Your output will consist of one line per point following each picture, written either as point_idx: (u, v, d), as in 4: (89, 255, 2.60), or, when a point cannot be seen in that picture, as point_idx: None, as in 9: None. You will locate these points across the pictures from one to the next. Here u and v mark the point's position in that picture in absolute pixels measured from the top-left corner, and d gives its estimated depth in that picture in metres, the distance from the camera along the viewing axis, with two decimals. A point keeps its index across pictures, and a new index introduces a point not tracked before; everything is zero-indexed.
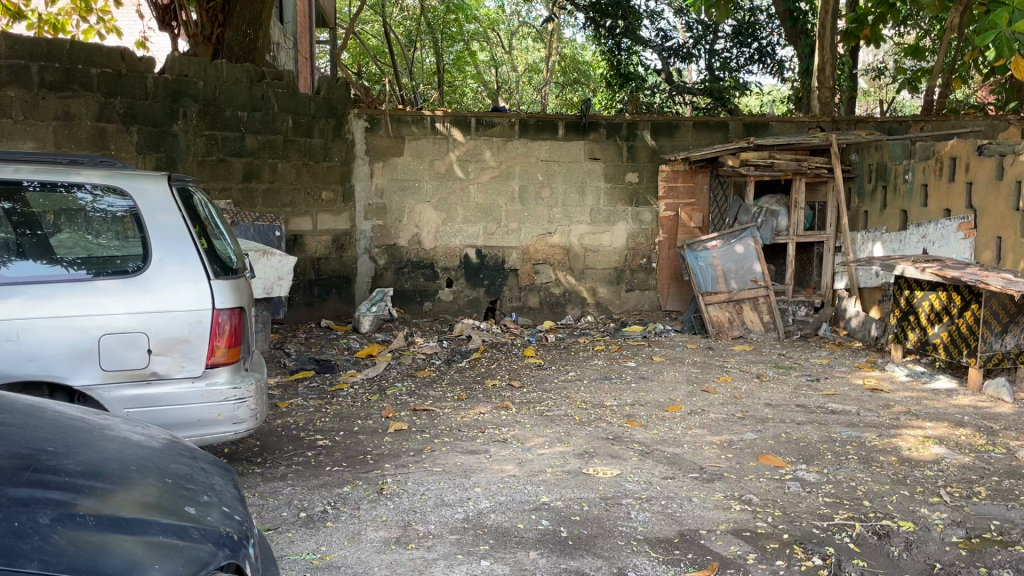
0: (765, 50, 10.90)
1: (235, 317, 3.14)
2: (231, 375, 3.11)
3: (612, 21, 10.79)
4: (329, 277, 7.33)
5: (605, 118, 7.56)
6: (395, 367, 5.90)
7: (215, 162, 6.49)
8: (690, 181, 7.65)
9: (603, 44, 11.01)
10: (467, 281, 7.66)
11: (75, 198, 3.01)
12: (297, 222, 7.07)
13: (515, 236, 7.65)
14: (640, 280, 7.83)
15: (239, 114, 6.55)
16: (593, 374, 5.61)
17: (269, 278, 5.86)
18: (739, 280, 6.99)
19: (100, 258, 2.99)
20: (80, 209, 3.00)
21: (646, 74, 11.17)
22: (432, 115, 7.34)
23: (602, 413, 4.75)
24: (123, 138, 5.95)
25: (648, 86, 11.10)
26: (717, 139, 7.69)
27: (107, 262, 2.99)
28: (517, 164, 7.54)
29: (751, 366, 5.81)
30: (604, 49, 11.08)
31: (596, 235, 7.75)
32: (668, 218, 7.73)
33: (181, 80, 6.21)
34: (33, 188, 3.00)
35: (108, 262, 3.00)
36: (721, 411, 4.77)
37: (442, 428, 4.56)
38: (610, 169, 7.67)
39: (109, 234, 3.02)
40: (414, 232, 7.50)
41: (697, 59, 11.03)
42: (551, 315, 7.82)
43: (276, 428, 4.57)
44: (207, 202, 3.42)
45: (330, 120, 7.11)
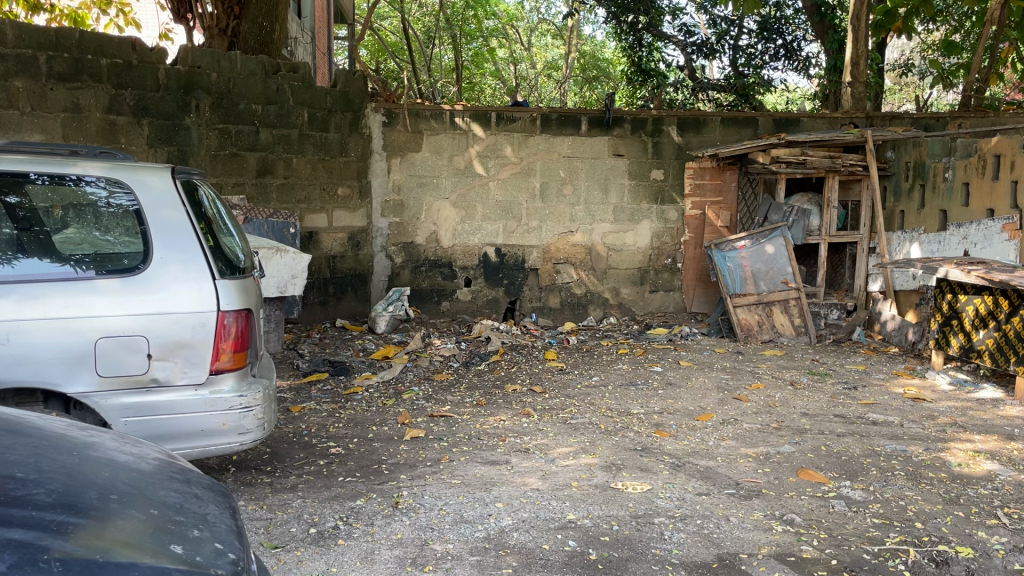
0: (791, 46, 10.58)
1: (243, 319, 2.94)
2: (237, 382, 2.90)
3: (634, 16, 10.46)
4: (345, 275, 7.13)
5: (630, 113, 7.31)
6: (411, 369, 5.68)
7: (229, 156, 6.30)
8: (718, 179, 7.39)
9: (624, 40, 10.71)
10: (486, 280, 7.44)
11: (85, 193, 2.80)
12: (312, 218, 6.87)
13: (536, 235, 7.42)
14: (665, 280, 7.58)
15: (253, 107, 6.35)
16: (619, 380, 5.37)
17: (282, 276, 5.65)
18: (769, 281, 6.73)
19: (104, 256, 2.79)
20: (90, 204, 2.80)
21: (668, 71, 10.92)
22: (452, 109, 7.12)
23: (629, 421, 4.51)
24: (133, 130, 5.76)
25: (670, 83, 10.87)
26: (746, 135, 7.42)
27: (112, 261, 2.80)
28: (538, 160, 7.30)
29: (784, 372, 5.55)
30: (625, 46, 10.79)
31: (619, 234, 7.50)
32: (694, 217, 7.47)
33: (194, 72, 6.01)
34: (40, 182, 2.79)
35: (113, 260, 2.80)
36: (755, 421, 4.51)
37: (461, 436, 4.33)
38: (635, 166, 7.41)
39: (119, 230, 2.83)
40: (432, 230, 7.28)
41: (721, 56, 10.73)
42: (572, 316, 7.58)
43: (287, 434, 4.37)
44: (214, 197, 3.21)
45: (346, 114, 6.92)
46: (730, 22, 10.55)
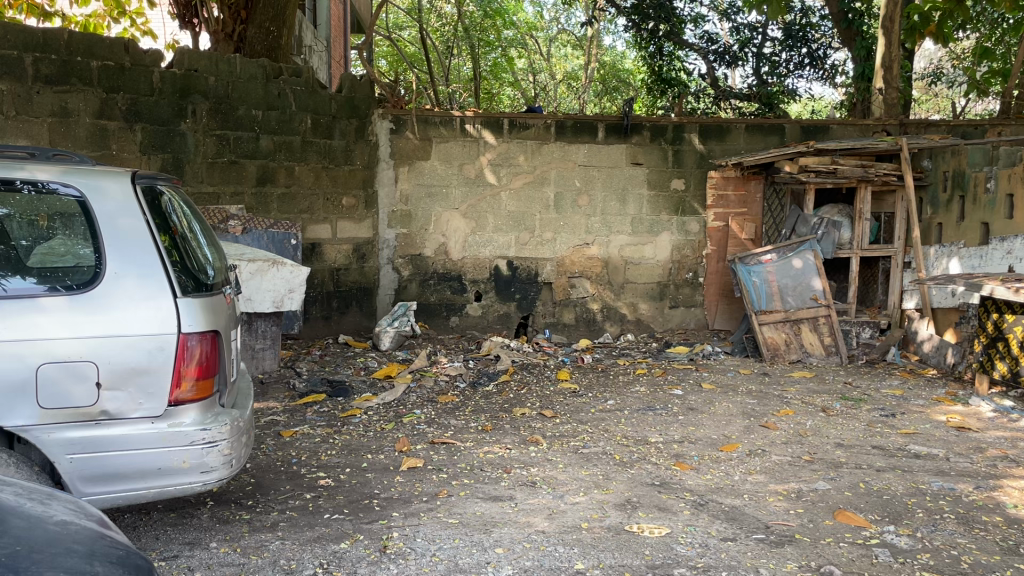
0: (817, 54, 10.19)
1: (209, 342, 2.61)
2: (201, 414, 2.56)
3: (655, 24, 10.08)
4: (349, 289, 6.81)
5: (649, 120, 6.95)
6: (415, 391, 5.33)
7: (227, 164, 6.00)
8: (742, 189, 7.01)
9: (644, 48, 10.35)
10: (497, 295, 7.09)
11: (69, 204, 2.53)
12: (315, 229, 6.56)
13: (550, 247, 7.07)
14: (686, 295, 7.19)
15: (253, 113, 6.07)
16: (636, 404, 4.99)
17: (278, 290, 5.29)
18: (797, 297, 6.34)
19: (69, 268, 2.49)
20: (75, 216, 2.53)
21: (689, 80, 10.57)
22: (462, 115, 6.80)
23: (647, 451, 4.14)
24: (125, 136, 5.48)
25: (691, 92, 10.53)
26: (772, 144, 7.05)
27: (79, 271, 2.49)
28: (553, 169, 6.96)
29: (815, 397, 5.14)
30: (645, 55, 10.43)
31: (637, 247, 7.13)
32: (716, 229, 7.09)
33: (190, 76, 5.74)
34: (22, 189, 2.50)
35: (80, 270, 2.50)
36: (786, 453, 4.12)
37: (462, 466, 3.98)
38: (654, 175, 7.05)
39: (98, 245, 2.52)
40: (441, 241, 6.95)
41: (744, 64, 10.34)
42: (588, 333, 7.20)
43: (275, 463, 4.03)
44: (181, 206, 2.89)
45: (352, 121, 6.66)
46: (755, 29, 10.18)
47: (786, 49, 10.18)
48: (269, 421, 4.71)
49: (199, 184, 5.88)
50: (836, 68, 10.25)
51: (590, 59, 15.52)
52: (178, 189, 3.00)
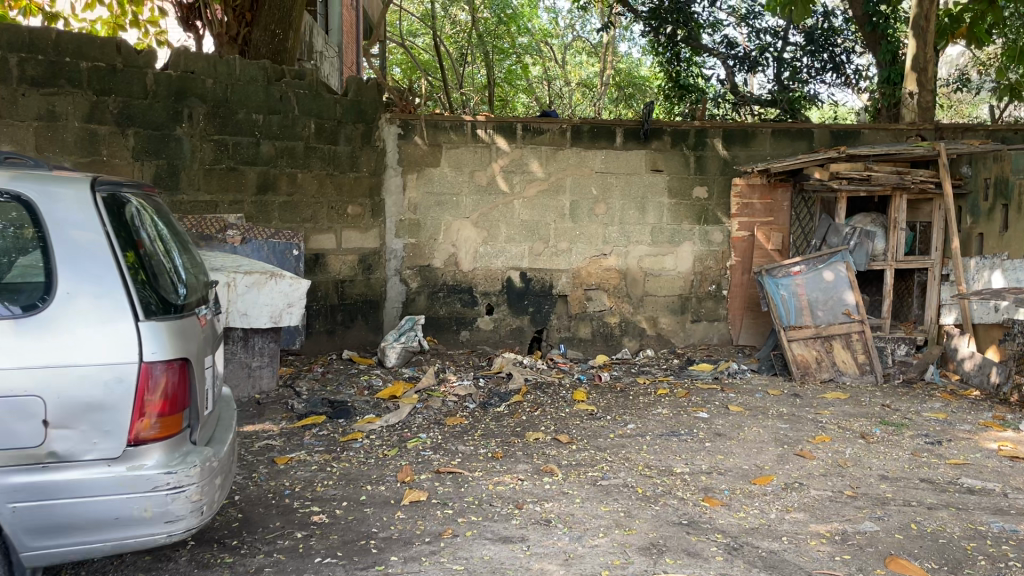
0: (839, 59, 9.79)
1: (179, 373, 2.28)
2: (166, 455, 2.23)
3: (672, 28, 9.73)
4: (355, 302, 6.49)
5: (670, 124, 6.60)
6: (421, 412, 4.99)
7: (225, 171, 5.70)
8: (769, 197, 6.65)
9: (662, 53, 10.01)
10: (510, 308, 6.75)
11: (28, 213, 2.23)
12: (319, 239, 6.24)
13: (565, 258, 6.72)
14: (709, 309, 6.83)
15: (254, 117, 5.77)
16: (658, 429, 4.62)
17: (276, 305, 4.95)
18: (828, 311, 5.96)
19: (20, 284, 2.18)
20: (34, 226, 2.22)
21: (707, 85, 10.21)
22: (473, 120, 6.48)
23: (672, 484, 3.78)
24: (117, 141, 5.20)
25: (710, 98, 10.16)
26: (800, 149, 6.69)
27: (30, 290, 2.18)
28: (568, 176, 6.62)
29: (852, 422, 4.76)
30: (663, 60, 10.07)
31: (657, 258, 6.77)
32: (741, 239, 6.73)
33: (187, 78, 5.45)
34: None
35: (31, 288, 2.18)
36: (826, 488, 3.74)
37: (469, 500, 3.63)
38: (675, 182, 6.70)
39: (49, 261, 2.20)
40: (451, 252, 6.63)
41: (765, 70, 9.91)
42: (605, 348, 6.85)
43: (266, 495, 3.70)
44: (149, 217, 2.56)
45: (358, 126, 6.33)
46: (775, 34, 9.79)
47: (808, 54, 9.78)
48: (263, 446, 4.38)
49: (196, 192, 5.59)
50: (859, 73, 9.81)
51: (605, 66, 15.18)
52: (147, 199, 2.68)
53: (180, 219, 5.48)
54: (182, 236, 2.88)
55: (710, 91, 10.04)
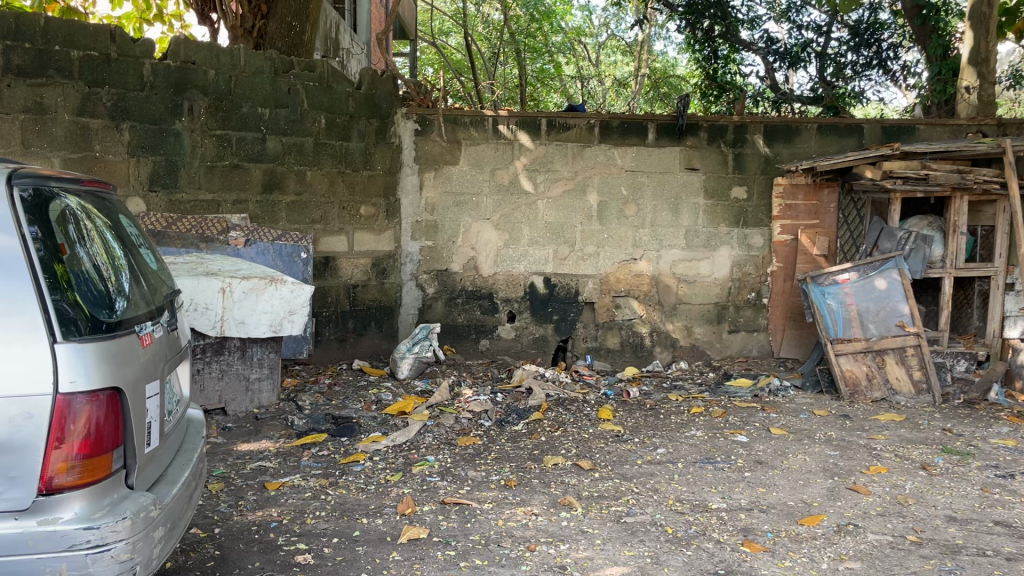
0: (885, 53, 9.14)
1: (107, 407, 1.88)
2: (90, 506, 1.84)
3: (709, 23, 9.19)
4: (368, 308, 6.11)
5: (706, 119, 6.13)
6: (432, 430, 4.58)
7: (229, 168, 5.35)
8: (813, 198, 6.16)
9: (698, 50, 9.48)
10: (533, 315, 6.32)
11: None
12: (329, 241, 5.86)
13: (592, 262, 6.27)
14: (747, 318, 6.35)
15: (259, 111, 5.41)
16: (691, 455, 4.16)
17: (277, 312, 4.55)
18: (881, 324, 5.46)
19: None
20: None
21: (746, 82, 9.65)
22: (494, 115, 6.06)
23: (708, 523, 3.32)
24: (111, 136, 4.87)
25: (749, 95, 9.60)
26: (848, 147, 6.20)
27: None
28: (596, 174, 6.17)
29: (910, 451, 4.26)
30: (699, 57, 9.55)
31: (692, 263, 6.30)
32: (783, 243, 6.26)
33: (187, 68, 5.11)
34: None
35: None
36: (886, 532, 3.26)
37: (475, 539, 3.20)
38: (712, 182, 6.22)
39: None
40: (470, 255, 6.21)
41: (806, 66, 9.33)
42: (635, 360, 6.38)
43: (249, 527, 3.31)
44: (84, 219, 2.18)
45: (372, 121, 5.96)
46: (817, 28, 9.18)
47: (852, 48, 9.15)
48: (255, 469, 4.00)
49: (197, 190, 5.24)
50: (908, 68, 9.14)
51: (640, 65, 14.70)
52: (85, 199, 2.30)
53: (178, 220, 5.09)
54: (131, 241, 2.49)
55: (749, 89, 9.45)
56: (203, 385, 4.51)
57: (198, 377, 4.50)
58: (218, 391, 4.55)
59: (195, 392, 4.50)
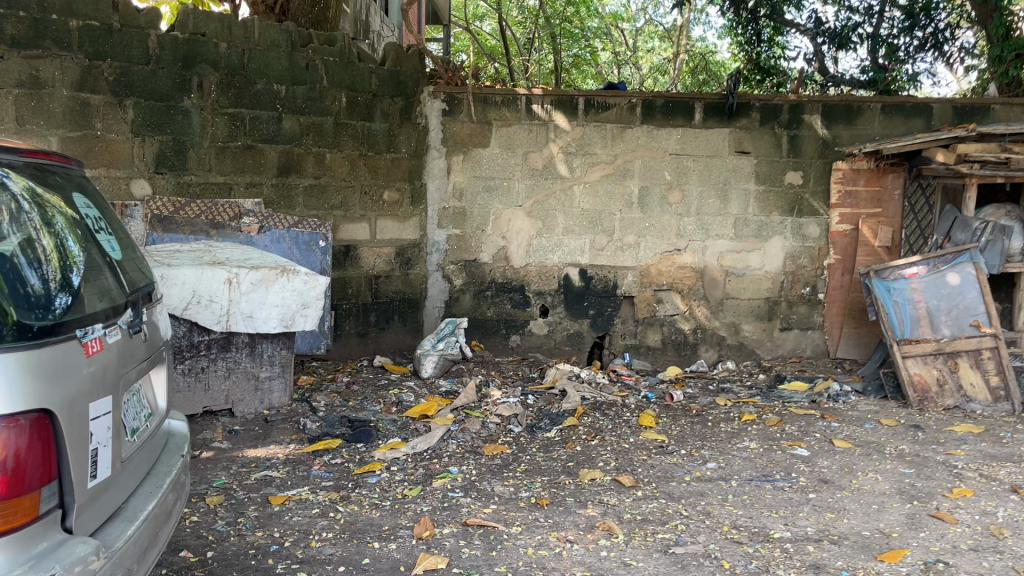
0: (941, 35, 7.91)
1: (31, 436, 1.50)
2: (12, 560, 1.44)
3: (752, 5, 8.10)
4: (390, 301, 5.72)
5: (759, 97, 5.62)
6: (456, 437, 4.17)
7: (242, 150, 4.97)
8: (876, 184, 5.66)
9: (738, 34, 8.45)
10: (567, 310, 5.88)
11: None
12: (350, 229, 5.47)
13: (632, 253, 5.80)
14: (802, 315, 5.85)
15: (274, 88, 5.03)
16: (746, 471, 3.69)
17: (289, 306, 4.17)
18: (953, 324, 4.92)
19: None
20: None
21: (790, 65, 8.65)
22: (528, 93, 5.60)
23: (772, 557, 2.86)
24: (113, 113, 4.52)
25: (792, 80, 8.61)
26: (915, 128, 5.65)
27: None
28: (637, 158, 5.70)
29: (997, 469, 3.75)
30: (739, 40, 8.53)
31: (741, 255, 5.80)
32: (842, 234, 5.75)
33: (196, 41, 4.73)
34: None
35: None
36: (982, 571, 2.77)
37: (500, 570, 2.78)
38: (764, 166, 5.72)
39: None
40: (500, 245, 5.78)
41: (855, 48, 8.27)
42: (677, 359, 5.92)
43: (246, 551, 2.92)
44: (17, 199, 1.77)
45: (396, 100, 5.53)
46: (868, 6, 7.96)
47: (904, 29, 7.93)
48: (260, 479, 3.63)
49: (207, 172, 4.86)
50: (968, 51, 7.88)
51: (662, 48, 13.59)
52: (26, 175, 1.89)
53: (187, 205, 4.77)
54: (90, 226, 2.08)
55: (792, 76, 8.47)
56: (208, 383, 4.10)
57: (203, 374, 4.08)
58: (224, 390, 4.16)
59: (199, 391, 4.09)
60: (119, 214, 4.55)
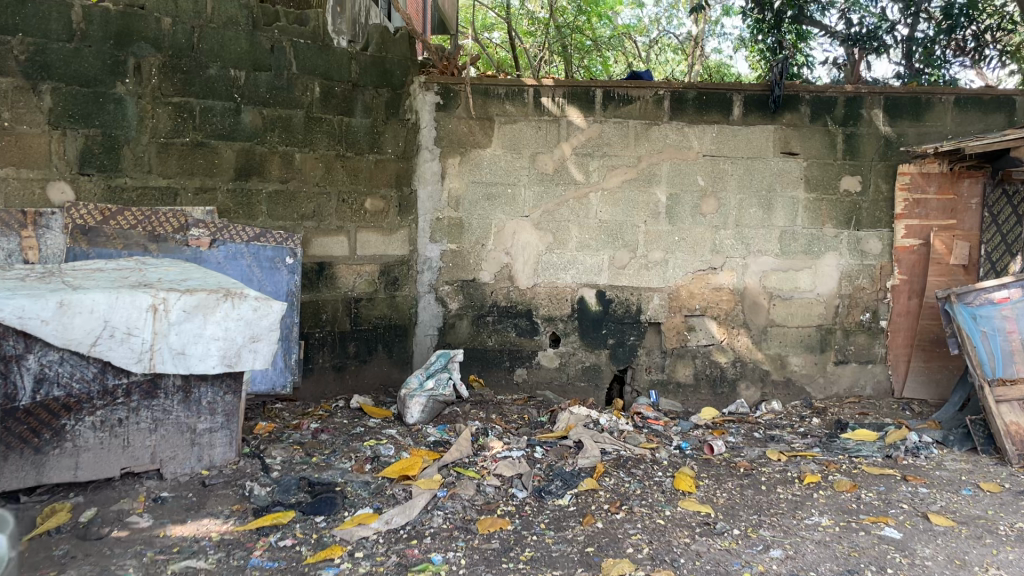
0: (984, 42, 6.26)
1: None
2: None
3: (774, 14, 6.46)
4: (373, 328, 4.85)
5: (810, 89, 4.73)
6: (443, 507, 3.28)
7: (190, 147, 4.12)
8: (949, 192, 4.75)
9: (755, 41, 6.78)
10: (582, 340, 4.99)
11: None
12: (324, 243, 4.60)
13: (659, 273, 4.92)
14: (860, 346, 4.95)
15: (231, 73, 4.19)
16: (825, 563, 2.79)
17: (232, 340, 3.29)
18: None
19: None
20: None
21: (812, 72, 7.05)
22: (537, 85, 4.75)
23: None
24: (25, 100, 3.69)
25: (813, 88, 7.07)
26: (995, 126, 4.76)
27: None
28: (664, 160, 4.82)
29: None
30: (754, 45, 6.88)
31: (788, 275, 4.91)
32: (909, 250, 4.84)
33: (132, 14, 3.90)
34: None
35: None
36: None
37: None
38: (814, 170, 4.83)
39: None
40: (503, 263, 4.91)
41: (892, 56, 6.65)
42: (712, 398, 5.02)
43: None
44: None
45: (381, 91, 4.68)
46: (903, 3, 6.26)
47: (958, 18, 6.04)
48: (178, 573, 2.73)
49: (146, 175, 4.02)
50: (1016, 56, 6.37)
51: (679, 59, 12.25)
52: None
53: (118, 213, 3.84)
54: None
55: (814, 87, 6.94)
56: (127, 440, 3.22)
57: (121, 428, 3.21)
58: (149, 446, 3.29)
59: (116, 450, 3.21)
60: (32, 224, 3.67)
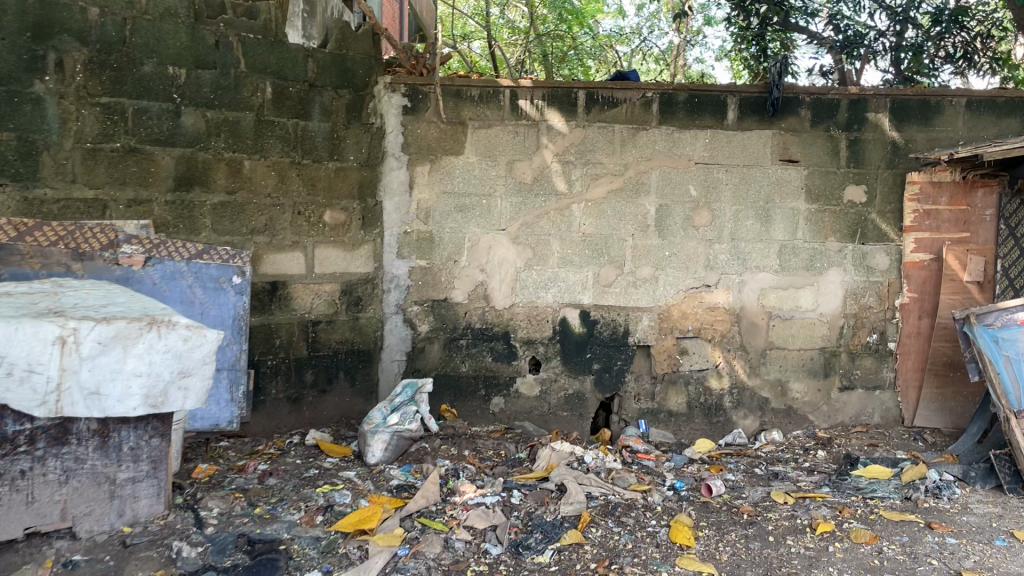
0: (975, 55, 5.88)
1: None
2: None
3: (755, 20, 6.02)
4: (334, 354, 4.39)
5: (810, 91, 4.34)
6: (404, 568, 2.82)
7: (122, 154, 3.66)
8: (961, 203, 4.37)
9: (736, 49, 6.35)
10: (565, 365, 4.55)
11: None
12: (277, 261, 4.14)
13: (648, 292, 4.50)
14: (866, 370, 4.56)
15: (169, 71, 3.73)
16: None
17: (157, 377, 2.81)
18: None
19: None
20: None
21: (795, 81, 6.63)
22: (512, 86, 4.32)
23: None
24: None
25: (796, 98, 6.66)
26: (1009, 131, 4.39)
27: None
28: (654, 167, 4.40)
29: None
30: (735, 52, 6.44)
31: (788, 293, 4.51)
32: (919, 266, 4.46)
33: (52, 2, 3.43)
34: None
35: None
36: None
37: None
38: (816, 180, 4.43)
39: None
40: (478, 281, 4.47)
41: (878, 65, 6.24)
42: (707, 428, 4.59)
43: None
44: None
45: (342, 93, 4.23)
46: (890, 11, 5.82)
47: (949, 25, 5.69)
48: None
49: (69, 184, 3.55)
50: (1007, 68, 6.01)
51: (661, 69, 11.84)
52: None
53: (34, 228, 3.30)
54: None
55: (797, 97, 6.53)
56: (31, 495, 2.74)
57: (23, 482, 2.73)
58: (59, 502, 2.80)
59: (18, 507, 2.73)
60: None
